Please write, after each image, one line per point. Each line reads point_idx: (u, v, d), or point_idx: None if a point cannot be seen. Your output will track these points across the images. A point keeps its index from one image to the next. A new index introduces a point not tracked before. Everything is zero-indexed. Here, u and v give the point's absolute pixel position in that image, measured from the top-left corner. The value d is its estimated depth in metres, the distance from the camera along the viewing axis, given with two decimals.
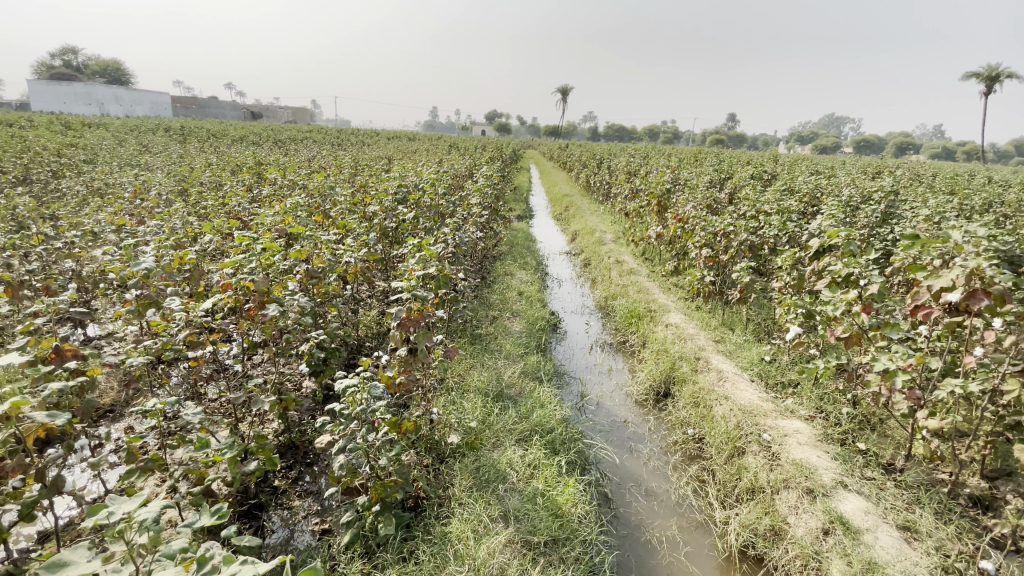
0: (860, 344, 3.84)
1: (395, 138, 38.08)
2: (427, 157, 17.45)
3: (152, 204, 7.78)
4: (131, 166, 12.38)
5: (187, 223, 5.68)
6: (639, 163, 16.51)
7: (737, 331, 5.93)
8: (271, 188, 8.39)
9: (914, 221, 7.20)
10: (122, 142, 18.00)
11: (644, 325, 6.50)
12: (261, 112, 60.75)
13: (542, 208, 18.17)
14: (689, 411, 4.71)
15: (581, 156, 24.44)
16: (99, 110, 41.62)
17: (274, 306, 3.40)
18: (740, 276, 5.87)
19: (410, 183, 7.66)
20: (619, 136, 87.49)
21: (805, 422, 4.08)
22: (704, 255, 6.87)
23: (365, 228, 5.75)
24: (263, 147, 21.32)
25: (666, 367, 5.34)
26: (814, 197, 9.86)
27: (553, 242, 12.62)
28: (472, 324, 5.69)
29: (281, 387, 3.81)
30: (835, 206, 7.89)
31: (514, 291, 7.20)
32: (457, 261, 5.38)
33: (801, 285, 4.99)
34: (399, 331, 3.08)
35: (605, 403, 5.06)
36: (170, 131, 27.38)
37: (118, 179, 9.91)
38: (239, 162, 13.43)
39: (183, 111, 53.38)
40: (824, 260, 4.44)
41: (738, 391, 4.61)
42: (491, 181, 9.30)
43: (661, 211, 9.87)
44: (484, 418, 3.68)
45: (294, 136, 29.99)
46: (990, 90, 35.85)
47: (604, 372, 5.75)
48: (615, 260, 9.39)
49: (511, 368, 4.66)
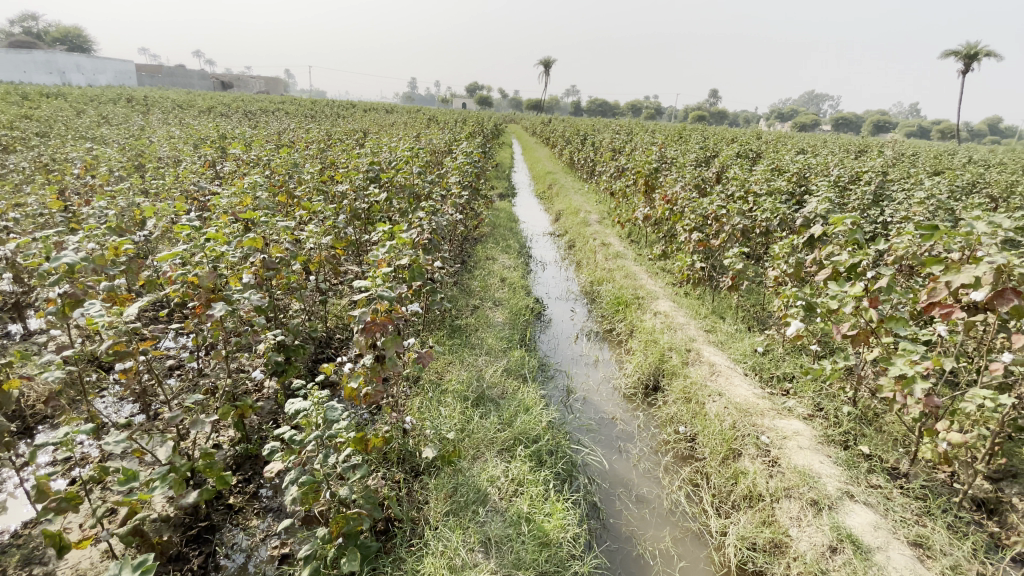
0: (866, 342, 3.59)
1: (372, 111, 36.77)
2: (405, 131, 16.70)
3: (99, 182, 7.11)
4: (83, 139, 11.48)
5: (133, 204, 5.12)
6: (623, 140, 16.07)
7: (729, 320, 5.69)
8: (233, 165, 7.78)
9: (907, 204, 7.00)
10: (76, 114, 16.78)
11: (631, 313, 6.22)
12: (231, 82, 57.99)
13: (525, 186, 17.67)
14: (681, 407, 4.45)
15: (564, 132, 23.82)
16: (55, 78, 39.10)
17: (221, 305, 2.98)
18: (733, 262, 5.60)
19: (383, 160, 7.13)
20: (601, 112, 86.59)
21: (804, 422, 3.85)
22: (694, 239, 6.58)
23: (333, 211, 5.28)
24: (232, 121, 20.22)
25: (655, 359, 5.06)
26: (804, 176, 9.62)
27: (536, 221, 12.23)
28: (451, 315, 5.33)
29: (235, 394, 3.40)
30: (827, 187, 7.65)
31: (495, 277, 6.84)
32: (434, 247, 4.98)
33: (798, 273, 4.73)
34: (363, 336, 2.68)
35: (592, 398, 4.77)
36: (132, 101, 25.87)
37: (66, 153, 9.13)
38: (202, 136, 12.58)
39: (147, 79, 50.75)
40: (826, 248, 4.16)
41: (732, 386, 4.35)
42: (471, 158, 8.81)
43: (648, 190, 9.53)
44: (463, 425, 3.35)
45: (267, 110, 28.59)
46: (966, 69, 36.10)
47: (590, 363, 5.46)
48: (601, 242, 9.07)
49: (492, 365, 4.32)
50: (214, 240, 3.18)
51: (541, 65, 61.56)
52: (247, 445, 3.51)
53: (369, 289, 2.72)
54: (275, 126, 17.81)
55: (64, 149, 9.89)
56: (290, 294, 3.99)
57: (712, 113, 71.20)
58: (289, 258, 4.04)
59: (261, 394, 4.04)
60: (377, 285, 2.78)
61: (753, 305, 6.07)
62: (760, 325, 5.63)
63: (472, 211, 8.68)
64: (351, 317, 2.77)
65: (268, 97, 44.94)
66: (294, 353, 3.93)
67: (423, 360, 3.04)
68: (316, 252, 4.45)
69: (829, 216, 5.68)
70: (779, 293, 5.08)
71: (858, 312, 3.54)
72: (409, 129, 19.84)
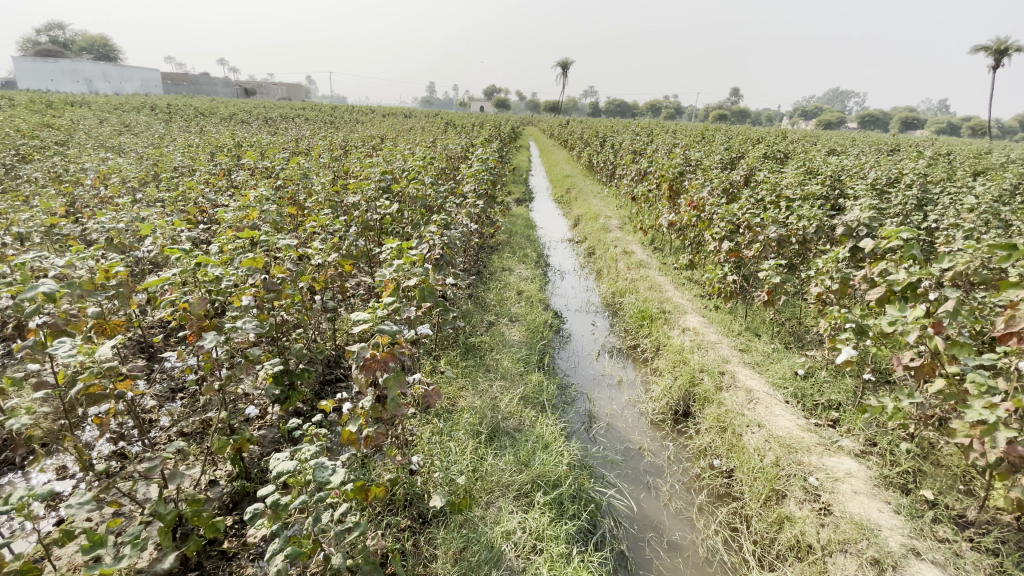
0: (932, 374, 3.15)
1: (390, 115, 36.90)
2: (422, 136, 16.51)
3: (111, 194, 7.02)
4: (104, 148, 11.57)
5: (138, 219, 4.97)
6: (644, 141, 15.65)
7: (764, 338, 5.28)
8: (246, 175, 7.63)
9: (956, 210, 6.48)
10: (101, 123, 17.03)
11: (657, 328, 5.85)
12: (253, 89, 59.13)
13: (542, 189, 17.36)
14: (715, 438, 4.07)
15: (583, 134, 23.39)
16: (87, 89, 40.22)
17: (210, 336, 2.73)
18: (768, 276, 5.19)
19: (396, 168, 6.89)
20: (620, 112, 85.80)
21: (857, 461, 3.44)
22: (724, 249, 6.17)
23: (341, 224, 5.04)
24: (252, 127, 20.36)
25: (685, 383, 4.69)
26: (838, 178, 9.11)
27: (554, 227, 11.90)
28: (465, 333, 5.05)
29: (231, 429, 3.16)
30: (866, 191, 7.16)
31: (512, 289, 6.54)
32: (446, 262, 4.71)
33: (844, 290, 4.32)
34: (362, 375, 2.36)
35: (616, 425, 4.41)
36: (156, 108, 26.34)
37: (84, 164, 9.13)
38: (220, 144, 12.57)
39: (173, 88, 51.97)
40: (878, 265, 3.74)
41: (773, 417, 3.96)
42: (488, 165, 8.53)
43: (672, 195, 9.12)
44: (476, 465, 3.04)
45: (288, 116, 28.83)
46: (1001, 63, 34.67)
47: (613, 385, 5.10)
48: (622, 250, 8.70)
49: (509, 393, 4.01)
50: (207, 264, 2.94)
51: (559, 67, 61.37)
52: (245, 482, 3.25)
53: (367, 323, 2.40)
54: (293, 132, 17.85)
55: (83, 159, 9.93)
56: (293, 317, 3.73)
57: (735, 113, 69.82)
58: (291, 277, 3.80)
59: (263, 422, 3.80)
60: (376, 317, 2.48)
61: (790, 321, 5.64)
62: (798, 344, 5.21)
63: (488, 219, 8.40)
64: (348, 353, 2.45)
65: (289, 103, 45.37)
66: (298, 379, 3.68)
67: (430, 401, 2.75)
68: (322, 269, 4.20)
69: (874, 225, 5.24)
70: (821, 311, 4.67)
71: (920, 339, 3.13)
72: (426, 133, 19.69)
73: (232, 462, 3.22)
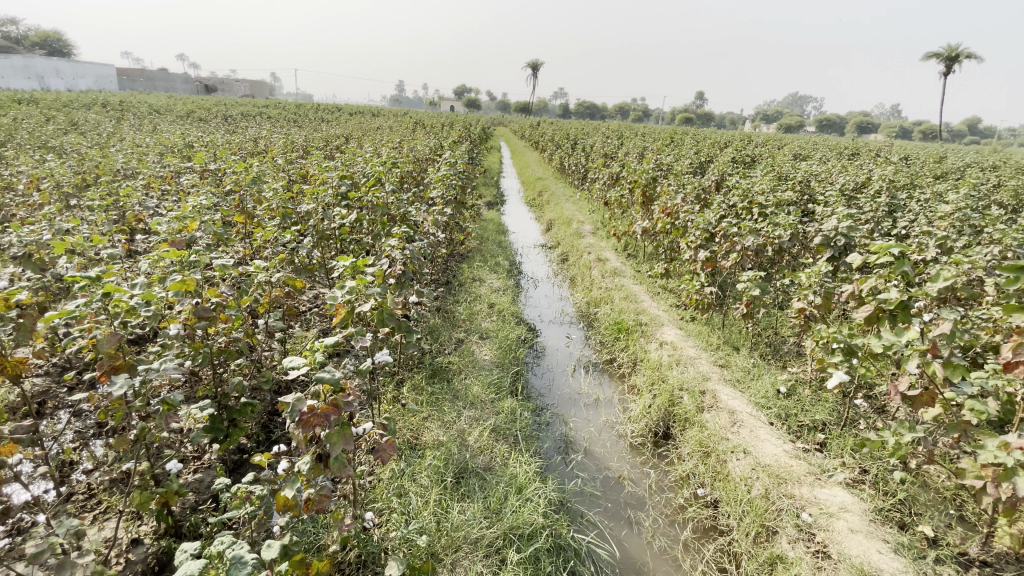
0: (930, 403, 2.95)
1: (358, 114, 35.98)
2: (389, 137, 15.95)
3: (36, 200, 6.32)
4: (40, 147, 10.66)
5: (57, 232, 4.39)
6: (615, 144, 15.53)
7: (743, 352, 5.09)
8: (193, 179, 7.04)
9: (927, 217, 6.45)
10: (40, 120, 15.82)
11: (634, 342, 5.61)
12: (214, 85, 56.97)
13: (514, 192, 17.09)
14: (699, 464, 3.83)
15: (553, 136, 23.22)
16: (31, 83, 37.82)
17: (119, 380, 2.30)
18: (748, 288, 5.00)
19: (356, 173, 6.44)
20: (589, 113, 86.62)
21: (849, 492, 3.25)
22: (701, 259, 5.99)
23: (292, 237, 4.61)
24: (209, 126, 19.31)
25: (665, 403, 4.45)
26: (808, 184, 9.10)
27: (526, 232, 11.61)
28: (431, 354, 4.69)
29: (151, 485, 2.71)
30: (838, 198, 7.10)
31: (482, 302, 6.21)
32: (408, 278, 4.33)
33: (827, 306, 4.15)
34: (299, 431, 1.97)
35: (594, 450, 4.11)
36: (105, 104, 24.77)
37: (12, 166, 8.31)
38: (171, 143, 11.76)
39: (127, 83, 49.45)
40: (865, 281, 3.57)
41: (759, 442, 3.76)
42: (456, 168, 8.15)
43: (646, 201, 8.95)
44: (441, 518, 2.70)
45: (251, 114, 27.69)
46: (948, 71, 36.32)
47: (590, 404, 4.80)
48: (596, 257, 8.47)
49: (478, 424, 3.68)
50: (120, 292, 2.50)
51: (529, 67, 61.41)
52: (173, 541, 2.82)
53: (304, 369, 2.01)
54: (254, 131, 17.03)
55: (12, 160, 9.05)
56: (234, 345, 3.29)
57: (702, 115, 71.20)
58: (228, 301, 3.36)
59: (199, 464, 3.38)
60: (317, 360, 2.10)
61: (768, 333, 5.49)
62: (777, 358, 5.05)
63: (456, 226, 8.01)
64: (282, 402, 2.07)
65: (251, 100, 43.80)
66: (239, 416, 3.26)
67: (385, 457, 2.36)
68: (268, 289, 3.75)
69: (852, 235, 5.12)
70: (803, 326, 4.50)
71: (916, 365, 2.95)
72: (394, 133, 19.11)
73: (156, 519, 2.78)
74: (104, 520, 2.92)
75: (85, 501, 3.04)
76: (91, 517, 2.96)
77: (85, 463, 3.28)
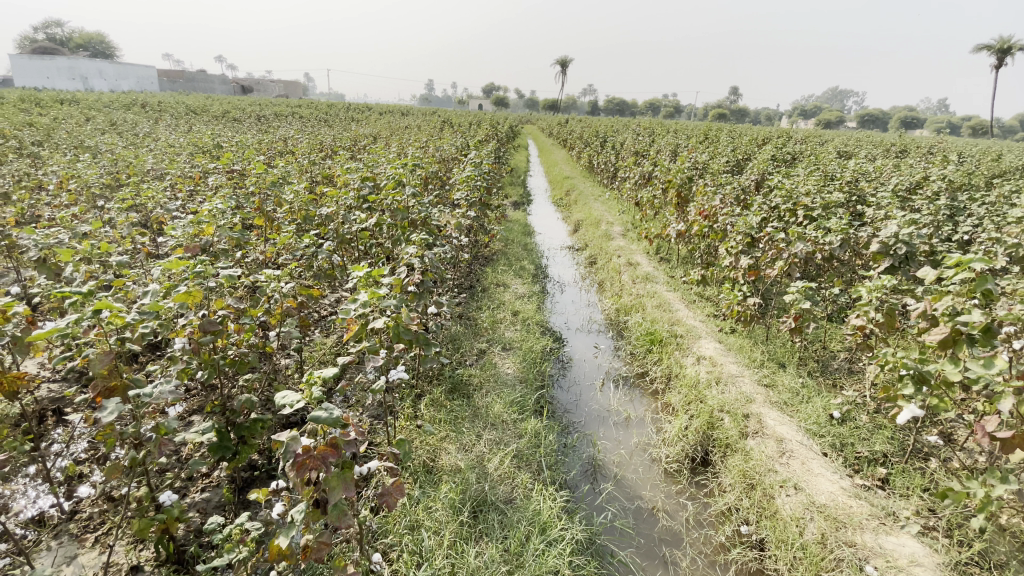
0: None
1: (388, 112, 36.42)
2: (416, 136, 15.83)
3: (65, 202, 6.35)
4: (80, 147, 10.93)
5: (74, 237, 4.31)
6: (646, 142, 15.00)
7: (790, 369, 4.67)
8: (218, 181, 7.00)
9: (997, 223, 5.83)
10: (83, 121, 16.32)
11: (669, 355, 5.24)
12: (250, 86, 58.44)
13: (541, 191, 16.76)
14: (742, 497, 3.46)
15: (582, 134, 22.76)
16: (80, 86, 39.51)
17: (108, 406, 2.12)
18: (796, 301, 4.57)
19: (379, 173, 6.25)
20: (618, 111, 85.67)
21: (920, 541, 2.85)
22: (743, 267, 5.57)
23: (309, 242, 4.43)
24: (242, 126, 19.61)
25: (703, 426, 4.09)
26: (856, 184, 8.48)
27: (553, 233, 11.29)
28: (451, 367, 4.44)
29: (149, 512, 2.54)
30: (894, 201, 6.52)
31: (507, 309, 5.95)
32: (428, 287, 4.10)
33: (891, 324, 3.71)
34: (293, 476, 1.74)
35: (626, 476, 3.77)
36: (146, 106, 25.47)
37: (49, 165, 8.46)
38: (202, 143, 11.89)
39: (169, 84, 51.13)
40: (940, 300, 3.14)
41: (812, 477, 3.37)
42: (482, 169, 7.90)
43: (680, 202, 8.50)
44: (454, 563, 2.43)
45: (283, 114, 28.18)
46: (1002, 63, 34.23)
47: (621, 423, 4.46)
48: (627, 261, 8.10)
49: (499, 449, 3.41)
50: (112, 308, 2.33)
51: (557, 64, 60.89)
52: (174, 568, 2.65)
53: (299, 406, 1.78)
54: (285, 131, 17.18)
55: (51, 160, 9.26)
56: (244, 359, 3.11)
57: (735, 111, 69.21)
58: (236, 312, 3.18)
59: (207, 482, 3.23)
60: (315, 395, 1.86)
61: (816, 348, 5.05)
62: (827, 376, 4.63)
63: (481, 228, 7.77)
64: (275, 440, 1.84)
65: (285, 99, 44.73)
66: (248, 434, 3.08)
67: (389, 502, 2.07)
68: (279, 299, 3.56)
69: (915, 243, 4.63)
70: (861, 345, 4.07)
71: (1010, 404, 2.52)
72: (421, 132, 19.01)
73: (157, 546, 2.62)
74: (106, 541, 2.76)
75: (88, 520, 2.91)
76: (95, 535, 2.80)
77: (93, 476, 3.15)
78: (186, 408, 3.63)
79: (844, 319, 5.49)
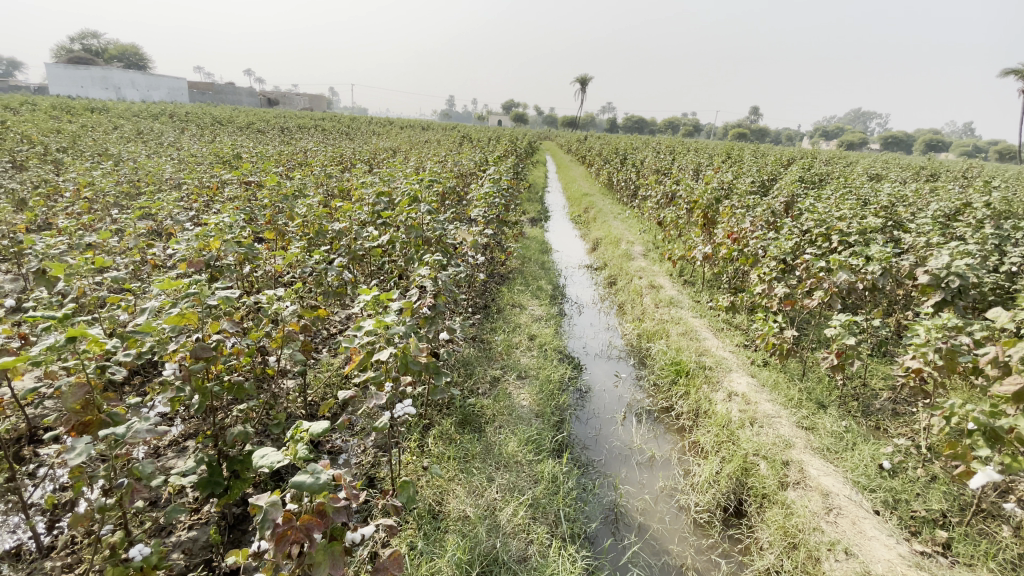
0: None
1: (408, 127, 36.77)
2: (435, 150, 15.75)
3: (78, 210, 6.25)
4: (104, 155, 11.01)
5: (76, 248, 4.14)
6: (668, 160, 14.70)
7: (832, 410, 4.28)
8: (232, 192, 6.87)
9: None
10: (110, 130, 16.60)
11: (696, 388, 4.89)
12: (275, 99, 59.82)
13: (559, 207, 16.54)
14: (783, 559, 3.07)
15: (602, 151, 22.56)
16: (114, 95, 40.72)
17: (75, 448, 1.87)
18: (840, 336, 4.19)
19: (395, 188, 6.06)
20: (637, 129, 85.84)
21: None
22: (777, 295, 5.21)
23: (317, 259, 4.21)
24: (265, 138, 19.78)
25: (736, 472, 3.74)
26: (892, 208, 8.04)
27: (571, 251, 11.00)
28: (463, 397, 4.15)
29: (121, 561, 2.27)
30: (939, 227, 6.09)
31: (523, 332, 5.66)
32: (441, 312, 3.83)
33: (952, 367, 3.33)
34: (270, 548, 1.48)
35: (652, 527, 3.41)
36: (174, 116, 25.97)
37: (69, 173, 8.47)
38: (223, 153, 11.91)
39: (198, 96, 52.48)
40: (1018, 346, 2.77)
41: (865, 541, 2.99)
42: (501, 184, 7.67)
43: (707, 223, 8.14)
44: None
45: (307, 127, 28.54)
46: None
47: (644, 463, 4.10)
48: (649, 283, 7.76)
49: (512, 497, 3.10)
50: (88, 335, 2.10)
51: (577, 82, 61.25)
52: None
53: (281, 466, 1.53)
54: (307, 143, 17.26)
55: (72, 167, 9.28)
56: (239, 386, 2.87)
57: (756, 132, 69.23)
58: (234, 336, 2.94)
59: (196, 519, 2.95)
60: (302, 452, 1.60)
61: (856, 386, 4.66)
62: (871, 419, 4.24)
63: (498, 245, 7.54)
64: (253, 503, 1.58)
65: (308, 112, 45.59)
66: (240, 469, 2.82)
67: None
68: (281, 321, 3.32)
69: (970, 277, 4.23)
70: (915, 389, 3.68)
71: None
72: (440, 145, 18.96)
73: None
74: None
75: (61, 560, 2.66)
76: (73, 573, 2.53)
77: (76, 506, 2.92)
78: (179, 434, 3.39)
79: (887, 355, 5.09)
